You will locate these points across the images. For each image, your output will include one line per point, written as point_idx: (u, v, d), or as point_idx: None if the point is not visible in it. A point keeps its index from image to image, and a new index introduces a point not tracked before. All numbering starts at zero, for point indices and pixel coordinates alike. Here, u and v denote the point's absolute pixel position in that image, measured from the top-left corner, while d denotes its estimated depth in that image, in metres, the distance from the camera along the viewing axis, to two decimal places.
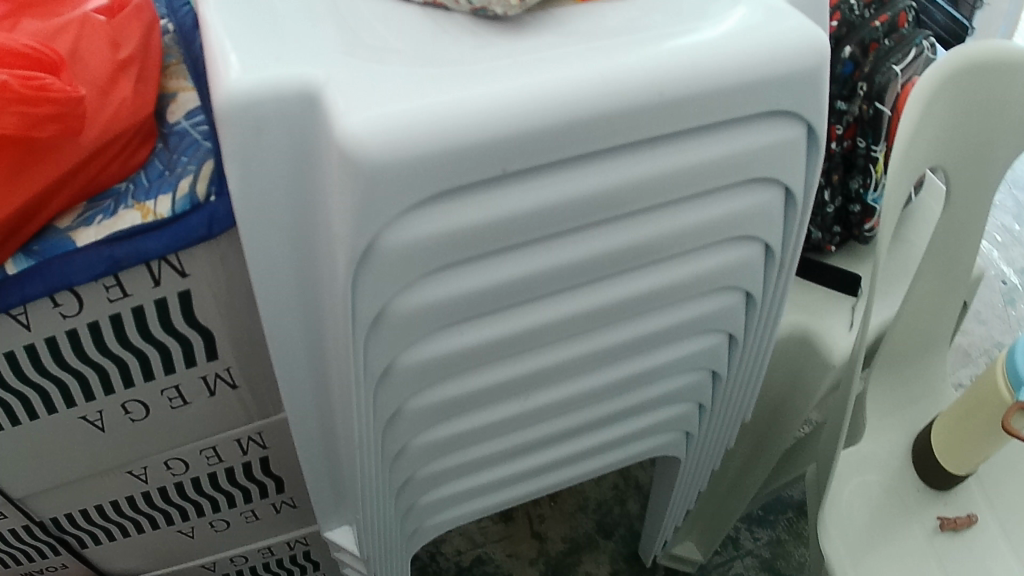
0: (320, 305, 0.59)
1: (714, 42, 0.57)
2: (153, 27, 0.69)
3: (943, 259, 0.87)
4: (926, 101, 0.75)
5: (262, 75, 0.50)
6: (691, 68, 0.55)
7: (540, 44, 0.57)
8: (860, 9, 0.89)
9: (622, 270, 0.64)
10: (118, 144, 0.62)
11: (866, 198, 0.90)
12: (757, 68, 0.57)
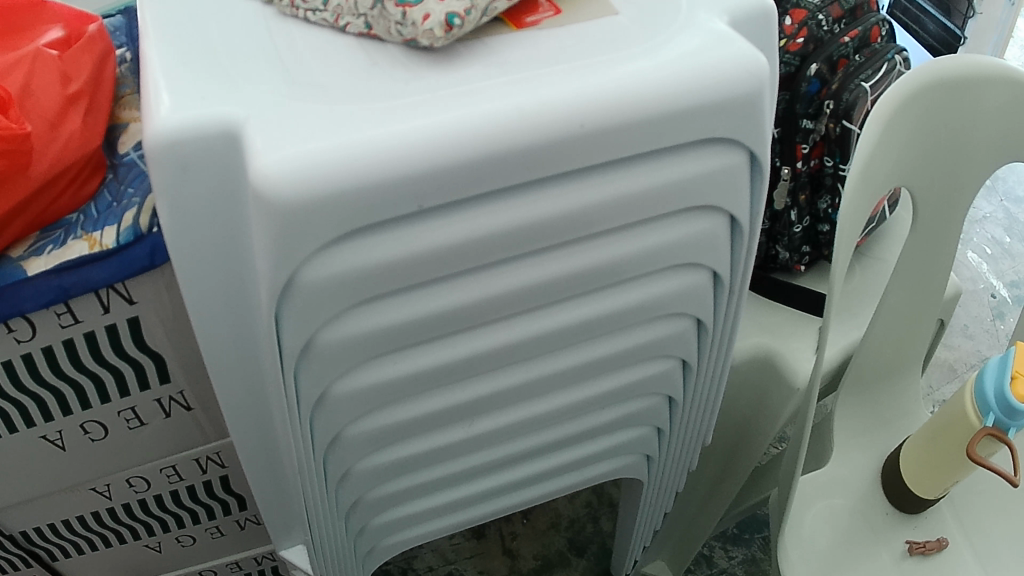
0: (254, 335, 0.60)
1: (642, 70, 0.56)
2: (105, 59, 0.73)
3: (912, 280, 0.86)
4: (895, 108, 0.72)
5: (182, 116, 0.52)
6: (615, 98, 0.54)
7: (465, 76, 0.57)
8: (829, 23, 0.86)
9: (558, 300, 0.63)
10: (69, 175, 0.65)
11: (834, 217, 0.89)
12: (699, 95, 0.56)
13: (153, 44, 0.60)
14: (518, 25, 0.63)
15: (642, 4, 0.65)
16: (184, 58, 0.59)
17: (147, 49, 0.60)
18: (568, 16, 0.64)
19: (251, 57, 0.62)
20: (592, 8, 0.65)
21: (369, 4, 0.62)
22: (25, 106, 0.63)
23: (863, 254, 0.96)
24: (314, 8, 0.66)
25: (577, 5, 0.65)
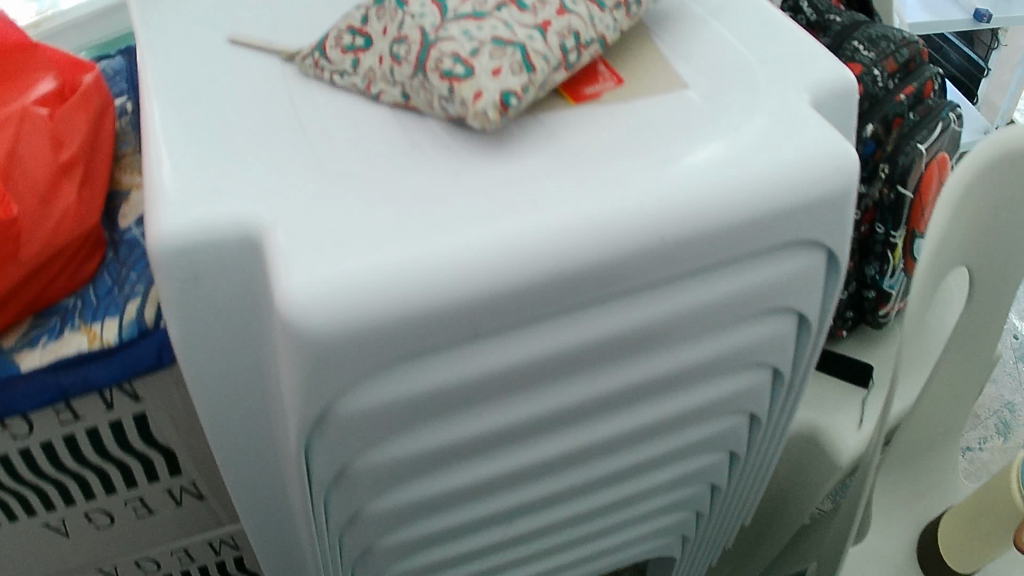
0: (275, 452, 0.53)
1: (721, 169, 0.50)
2: (102, 116, 0.66)
3: (963, 353, 0.82)
4: (975, 168, 0.64)
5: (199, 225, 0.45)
6: (694, 205, 0.48)
7: (524, 168, 0.50)
8: (884, 79, 0.81)
9: (615, 410, 0.58)
10: (64, 257, 0.59)
11: (882, 284, 0.84)
12: (781, 200, 0.50)
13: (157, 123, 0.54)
14: (576, 98, 0.56)
15: (714, 77, 0.58)
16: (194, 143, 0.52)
17: (151, 131, 0.54)
18: (634, 89, 0.57)
19: (274, 133, 0.54)
20: (658, 79, 0.58)
21: (407, 72, 0.54)
22: (12, 177, 0.55)
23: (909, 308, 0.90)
24: (342, 70, 0.58)
25: (642, 74, 0.58)
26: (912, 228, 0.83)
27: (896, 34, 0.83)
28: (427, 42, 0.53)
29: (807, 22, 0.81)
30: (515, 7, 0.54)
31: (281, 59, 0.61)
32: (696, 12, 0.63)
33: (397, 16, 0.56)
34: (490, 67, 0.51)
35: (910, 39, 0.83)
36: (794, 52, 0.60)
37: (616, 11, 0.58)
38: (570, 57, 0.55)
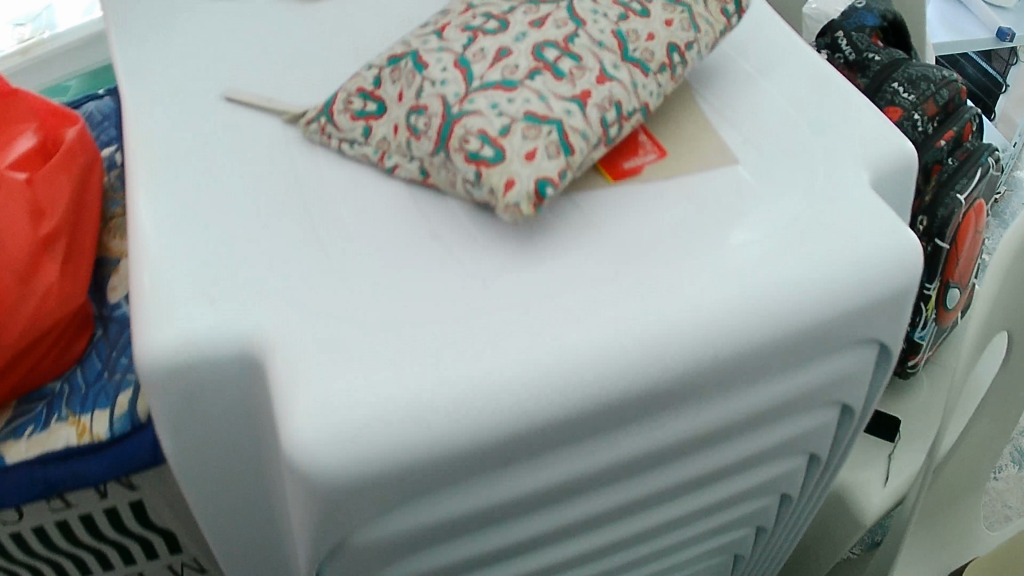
0: (282, 543, 0.52)
1: (774, 271, 0.45)
2: (89, 174, 0.61)
3: (998, 410, 0.77)
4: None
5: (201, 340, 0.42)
6: (744, 317, 0.43)
7: (559, 267, 0.45)
8: (923, 123, 0.76)
9: (645, 508, 0.54)
10: (49, 338, 0.55)
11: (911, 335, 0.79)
12: (838, 304, 0.46)
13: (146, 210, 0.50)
14: (615, 174, 0.51)
15: (759, 148, 0.53)
16: (189, 233, 0.48)
17: (136, 219, 0.49)
18: (677, 162, 0.52)
19: (278, 216, 0.49)
20: (700, 151, 0.53)
21: (426, 148, 0.49)
22: None
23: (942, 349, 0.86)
24: (352, 139, 0.52)
25: (683, 145, 0.53)
26: (947, 280, 0.79)
27: (936, 73, 0.77)
28: (450, 116, 0.48)
29: (844, 60, 0.77)
30: (550, 74, 0.49)
31: (283, 120, 0.55)
32: (742, 69, 0.59)
33: (414, 81, 0.50)
34: (522, 149, 0.46)
35: (950, 78, 0.78)
36: (848, 118, 0.55)
37: (659, 75, 0.53)
38: (612, 130, 0.49)
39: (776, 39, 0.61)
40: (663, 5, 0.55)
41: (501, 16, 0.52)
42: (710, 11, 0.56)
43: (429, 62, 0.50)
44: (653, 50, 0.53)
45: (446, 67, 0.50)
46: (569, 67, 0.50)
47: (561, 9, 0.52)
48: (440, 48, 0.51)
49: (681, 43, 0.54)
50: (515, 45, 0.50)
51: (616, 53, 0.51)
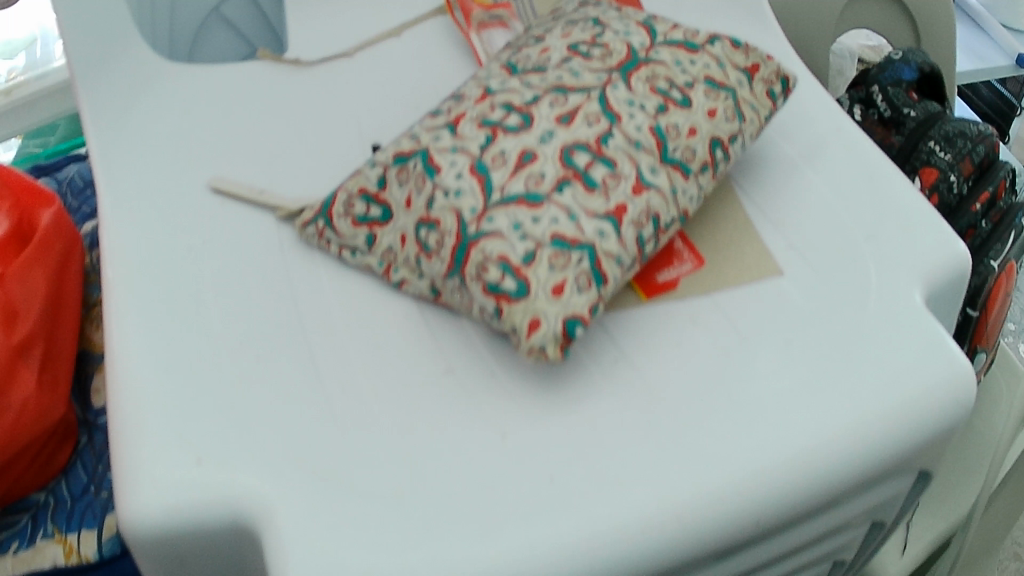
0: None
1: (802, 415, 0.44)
2: (68, 263, 0.57)
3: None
4: None
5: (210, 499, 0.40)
6: (773, 474, 0.42)
7: (589, 417, 0.43)
8: (960, 184, 0.71)
9: None
10: (32, 452, 0.52)
11: None
12: (871, 451, 0.45)
13: (130, 331, 0.45)
14: (649, 292, 0.48)
15: (798, 261, 0.50)
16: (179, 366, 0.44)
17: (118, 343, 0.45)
18: (715, 275, 0.49)
19: (277, 341, 0.45)
20: (741, 260, 0.49)
21: (439, 269, 0.45)
22: None
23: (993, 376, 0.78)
24: (354, 246, 0.48)
25: (724, 251, 0.50)
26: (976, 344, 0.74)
27: (972, 128, 0.73)
28: (466, 237, 0.43)
29: (878, 117, 0.73)
30: (581, 185, 0.44)
31: (277, 217, 0.50)
32: (783, 156, 0.55)
33: (425, 188, 0.45)
34: (549, 282, 0.42)
35: (986, 133, 0.73)
36: (891, 223, 0.52)
37: (700, 176, 0.48)
38: (647, 247, 0.45)
39: (818, 117, 0.57)
40: (705, 92, 0.49)
41: (523, 107, 0.47)
42: (755, 95, 0.51)
43: (442, 165, 0.45)
44: (694, 148, 0.48)
45: (462, 174, 0.45)
46: (602, 175, 0.45)
47: (592, 100, 0.47)
48: (453, 148, 0.46)
49: (725, 136, 0.49)
50: (541, 147, 0.45)
51: (655, 155, 0.46)
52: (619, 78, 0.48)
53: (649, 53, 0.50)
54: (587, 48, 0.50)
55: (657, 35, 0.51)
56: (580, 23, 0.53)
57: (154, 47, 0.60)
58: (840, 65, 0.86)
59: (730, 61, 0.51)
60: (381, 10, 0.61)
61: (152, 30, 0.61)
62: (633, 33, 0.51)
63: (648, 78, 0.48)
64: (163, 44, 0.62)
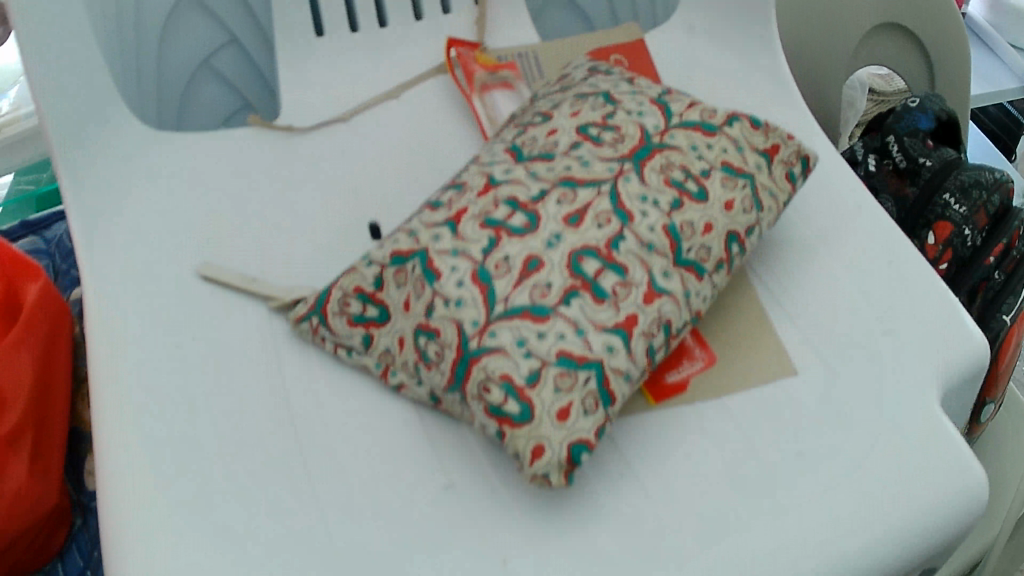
0: None
1: (821, 534, 0.42)
2: (54, 338, 0.55)
3: None
4: None
5: None
6: None
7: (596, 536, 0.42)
8: (975, 235, 0.67)
9: None
10: (28, 541, 0.51)
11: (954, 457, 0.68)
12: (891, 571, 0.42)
13: (117, 436, 0.44)
14: (657, 397, 0.46)
15: (813, 356, 0.48)
16: (170, 475, 0.43)
17: (107, 448, 0.43)
18: (726, 377, 0.47)
19: (271, 447, 0.44)
20: (753, 356, 0.47)
21: (439, 380, 0.43)
22: None
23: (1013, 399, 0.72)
24: (350, 346, 0.46)
25: (735, 347, 0.48)
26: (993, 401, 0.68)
27: (988, 175, 0.67)
28: (467, 353, 0.41)
29: (893, 168, 0.70)
30: (589, 296, 0.42)
31: (270, 307, 0.49)
32: (801, 237, 0.52)
33: (424, 294, 0.43)
34: (554, 405, 0.40)
35: (1004, 180, 0.68)
36: (910, 313, 0.49)
37: (715, 274, 0.45)
38: (657, 355, 0.43)
39: (838, 192, 0.54)
40: (722, 181, 0.46)
41: (529, 204, 0.44)
42: (774, 179, 0.48)
43: (442, 270, 0.43)
44: (709, 245, 0.45)
45: (463, 282, 0.42)
46: (612, 284, 0.42)
47: (603, 196, 0.44)
48: (454, 251, 0.43)
49: (741, 229, 0.46)
50: (547, 253, 0.42)
51: (668, 257, 0.44)
52: (632, 169, 0.45)
53: (664, 137, 0.47)
54: (598, 132, 0.47)
55: (672, 115, 0.48)
56: (590, 97, 0.49)
57: (142, 119, 0.59)
58: (852, 97, 0.84)
59: (750, 143, 0.48)
60: (378, 67, 0.57)
61: (139, 99, 0.59)
62: (647, 113, 0.48)
63: (662, 168, 0.46)
64: (151, 110, 0.61)
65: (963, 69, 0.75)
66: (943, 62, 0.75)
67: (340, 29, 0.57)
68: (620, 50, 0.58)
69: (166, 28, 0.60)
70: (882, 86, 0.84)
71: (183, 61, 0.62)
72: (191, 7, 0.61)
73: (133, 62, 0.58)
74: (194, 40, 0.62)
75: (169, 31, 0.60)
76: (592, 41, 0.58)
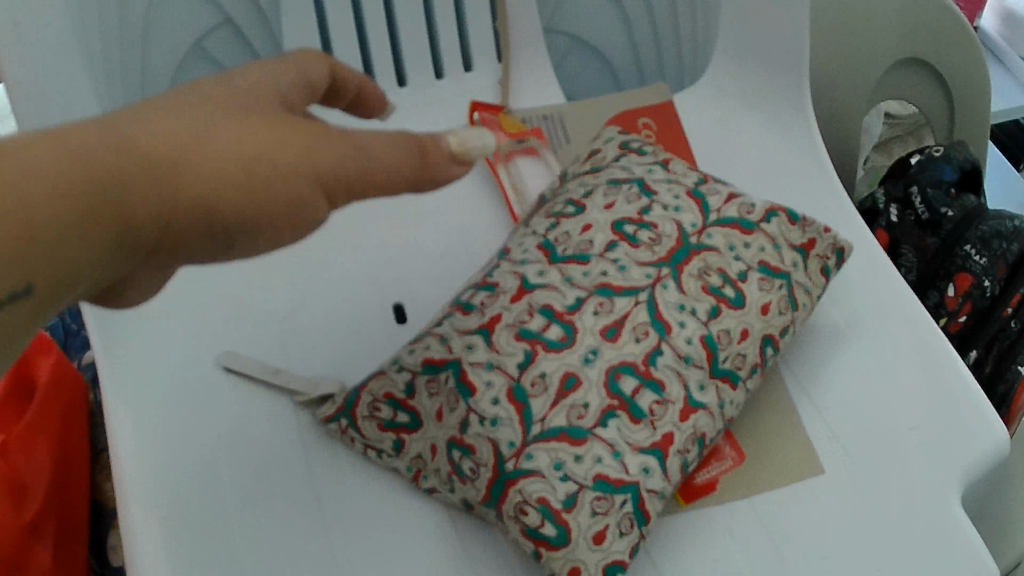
0: None
1: None
2: (70, 417, 0.60)
3: None
4: None
5: None
6: None
7: None
8: (996, 287, 0.65)
9: None
10: None
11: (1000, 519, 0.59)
12: None
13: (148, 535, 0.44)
14: (688, 498, 0.46)
15: (837, 451, 0.47)
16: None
17: (131, 550, 0.42)
18: (756, 478, 0.47)
19: (300, 546, 0.44)
20: (781, 455, 0.48)
21: (475, 493, 0.43)
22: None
23: None
24: (381, 447, 0.46)
25: (765, 445, 0.48)
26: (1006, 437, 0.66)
27: (1008, 223, 0.65)
28: (503, 473, 0.41)
29: (915, 220, 0.68)
30: (627, 416, 0.42)
31: (295, 401, 0.49)
32: (833, 323, 0.52)
33: (459, 407, 0.43)
34: (591, 529, 0.40)
35: None
36: (938, 409, 0.48)
37: (750, 380, 0.45)
38: (691, 469, 0.43)
39: (873, 277, 0.54)
40: (760, 282, 0.45)
41: (565, 314, 0.44)
42: (810, 274, 0.47)
43: (477, 385, 0.43)
44: (745, 352, 0.44)
45: (499, 400, 0.42)
46: (649, 402, 0.42)
47: (640, 306, 0.44)
48: (489, 364, 0.43)
49: (777, 332, 0.46)
50: (584, 370, 0.42)
51: (704, 369, 0.43)
52: (669, 275, 0.44)
53: (702, 236, 0.46)
54: (634, 230, 0.46)
55: (710, 211, 0.47)
56: (625, 185, 0.48)
57: None
58: (867, 122, 0.78)
59: (787, 239, 0.47)
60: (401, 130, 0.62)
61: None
62: (684, 209, 0.47)
63: (700, 273, 0.45)
64: None
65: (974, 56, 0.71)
66: (946, 59, 0.72)
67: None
68: (649, 112, 0.61)
69: (171, 87, 0.60)
70: (897, 108, 0.80)
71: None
72: (196, 62, 0.61)
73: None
74: None
75: (177, 89, 0.60)
76: (620, 102, 0.62)
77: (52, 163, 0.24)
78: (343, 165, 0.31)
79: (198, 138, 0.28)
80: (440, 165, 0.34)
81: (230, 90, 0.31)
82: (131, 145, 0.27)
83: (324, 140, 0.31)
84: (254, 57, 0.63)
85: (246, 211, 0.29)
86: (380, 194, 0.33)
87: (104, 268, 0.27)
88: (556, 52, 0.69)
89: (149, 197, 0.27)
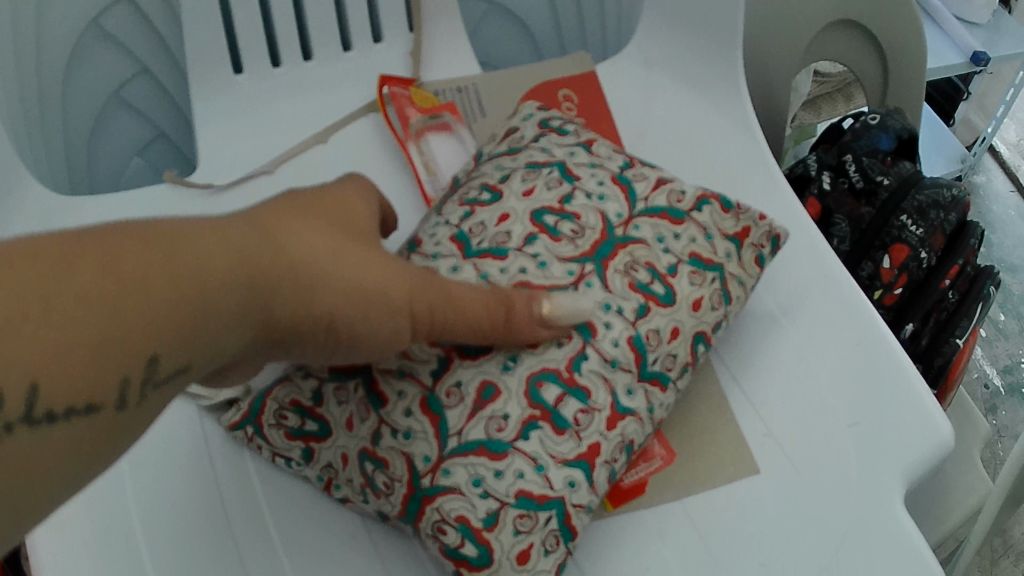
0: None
1: None
2: None
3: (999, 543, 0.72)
4: None
5: None
6: None
7: None
8: (932, 258, 0.63)
9: None
10: None
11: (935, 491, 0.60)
12: None
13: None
14: (617, 502, 0.44)
15: (774, 448, 0.46)
16: None
17: None
18: (687, 476, 0.45)
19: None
20: (714, 452, 0.46)
21: (389, 509, 0.39)
22: None
23: (963, 398, 0.68)
24: (286, 457, 0.42)
25: (693, 440, 0.46)
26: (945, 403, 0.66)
27: (945, 193, 0.63)
28: (418, 490, 0.38)
29: (849, 187, 0.65)
30: (550, 426, 0.39)
31: (200, 406, 0.45)
32: (764, 305, 0.51)
33: (370, 418, 0.40)
34: (514, 548, 0.37)
35: (961, 196, 0.64)
36: (876, 400, 0.46)
37: (681, 379, 0.42)
38: (619, 476, 0.41)
39: (807, 258, 0.51)
40: (690, 276, 0.42)
41: None
42: (743, 265, 0.44)
43: (388, 395, 0.40)
44: (676, 353, 0.42)
45: (412, 411, 0.39)
46: (574, 410, 0.39)
47: None
48: (401, 372, 0.40)
49: (709, 328, 0.43)
50: (503, 378, 0.39)
51: (633, 372, 0.40)
52: (593, 272, 0.41)
53: (628, 228, 0.42)
54: (555, 221, 0.42)
55: (636, 200, 0.43)
56: (544, 169, 0.44)
57: (47, 172, 0.54)
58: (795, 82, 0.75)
59: (719, 229, 0.44)
60: (310, 108, 0.56)
61: (44, 152, 0.54)
62: (609, 197, 0.43)
63: (627, 268, 0.41)
64: (59, 160, 0.56)
65: (907, 22, 0.70)
66: (881, 26, 0.70)
67: (258, 64, 0.56)
68: (571, 84, 0.56)
69: (68, 67, 0.55)
70: (826, 67, 0.78)
71: (89, 98, 0.58)
72: (94, 40, 0.56)
73: (34, 108, 0.52)
74: (102, 76, 0.58)
75: (73, 68, 0.55)
76: (537, 73, 0.57)
77: (220, 260, 0.26)
78: (436, 303, 0.34)
79: (327, 257, 0.30)
80: (523, 325, 0.37)
81: (340, 200, 0.34)
82: (278, 249, 0.29)
83: (431, 278, 0.35)
84: (155, 35, 0.59)
85: (365, 320, 0.32)
86: (461, 335, 0.36)
87: (246, 352, 0.29)
88: (472, 18, 0.65)
89: (291, 297, 0.29)
